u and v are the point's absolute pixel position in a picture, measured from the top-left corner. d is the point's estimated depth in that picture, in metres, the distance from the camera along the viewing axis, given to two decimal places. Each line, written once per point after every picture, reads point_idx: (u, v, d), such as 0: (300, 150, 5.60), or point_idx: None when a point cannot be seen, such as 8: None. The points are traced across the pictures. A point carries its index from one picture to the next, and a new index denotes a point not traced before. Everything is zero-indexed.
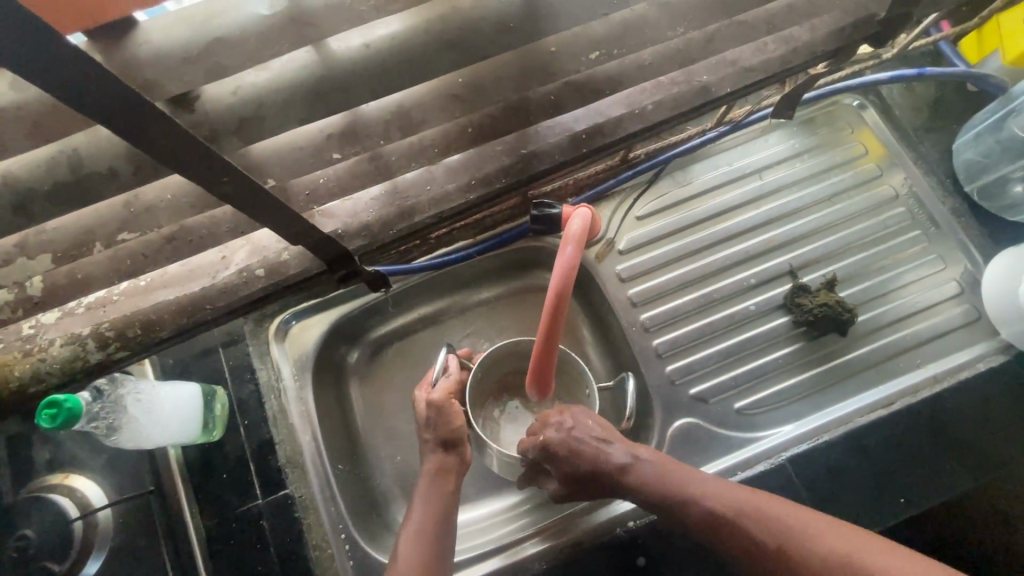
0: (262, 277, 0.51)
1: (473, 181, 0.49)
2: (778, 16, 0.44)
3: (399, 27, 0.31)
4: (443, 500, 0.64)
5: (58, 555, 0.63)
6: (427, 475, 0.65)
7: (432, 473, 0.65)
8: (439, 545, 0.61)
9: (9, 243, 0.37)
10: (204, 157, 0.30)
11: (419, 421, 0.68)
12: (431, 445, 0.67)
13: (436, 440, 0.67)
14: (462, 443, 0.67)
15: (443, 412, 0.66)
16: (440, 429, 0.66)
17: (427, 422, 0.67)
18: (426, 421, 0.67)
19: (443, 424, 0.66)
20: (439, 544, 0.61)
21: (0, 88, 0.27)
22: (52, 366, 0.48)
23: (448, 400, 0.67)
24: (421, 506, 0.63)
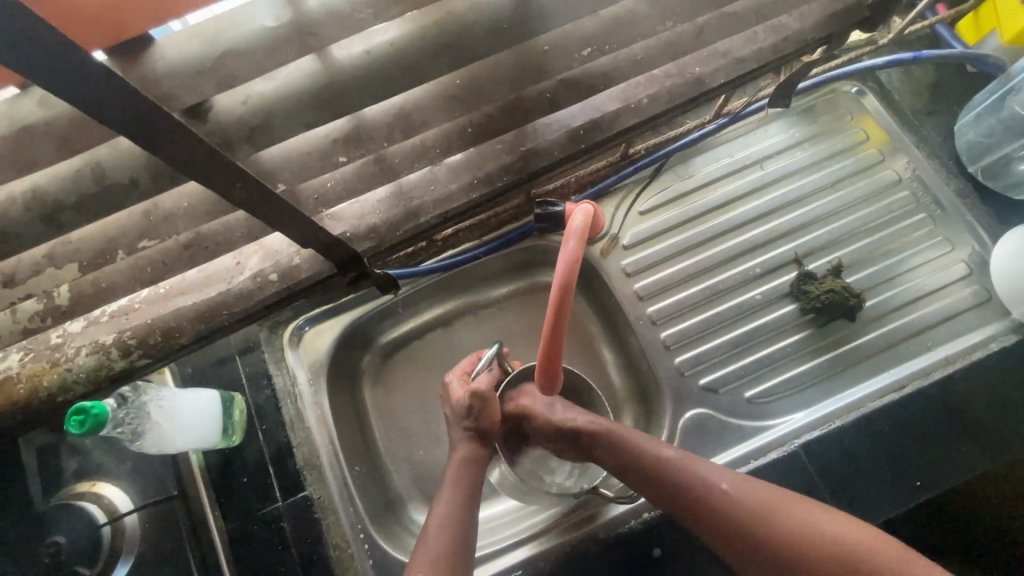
0: (275, 282, 0.53)
1: (475, 180, 0.50)
2: (765, 5, 0.45)
3: (397, 34, 0.33)
4: (471, 489, 0.65)
5: (88, 560, 0.65)
6: (458, 462, 0.66)
7: (465, 461, 0.66)
8: (467, 531, 0.62)
9: (39, 254, 0.38)
10: (219, 163, 0.32)
11: (458, 409, 0.68)
12: (466, 434, 0.68)
13: (473, 429, 0.67)
14: (493, 436, 0.69)
15: (486, 403, 0.66)
16: (481, 421, 0.67)
17: (469, 411, 0.67)
18: (466, 411, 0.67)
19: (484, 414, 0.67)
20: (467, 530, 0.62)
21: (30, 106, 0.29)
22: (79, 375, 0.50)
23: (491, 392, 0.67)
24: (451, 490, 0.64)
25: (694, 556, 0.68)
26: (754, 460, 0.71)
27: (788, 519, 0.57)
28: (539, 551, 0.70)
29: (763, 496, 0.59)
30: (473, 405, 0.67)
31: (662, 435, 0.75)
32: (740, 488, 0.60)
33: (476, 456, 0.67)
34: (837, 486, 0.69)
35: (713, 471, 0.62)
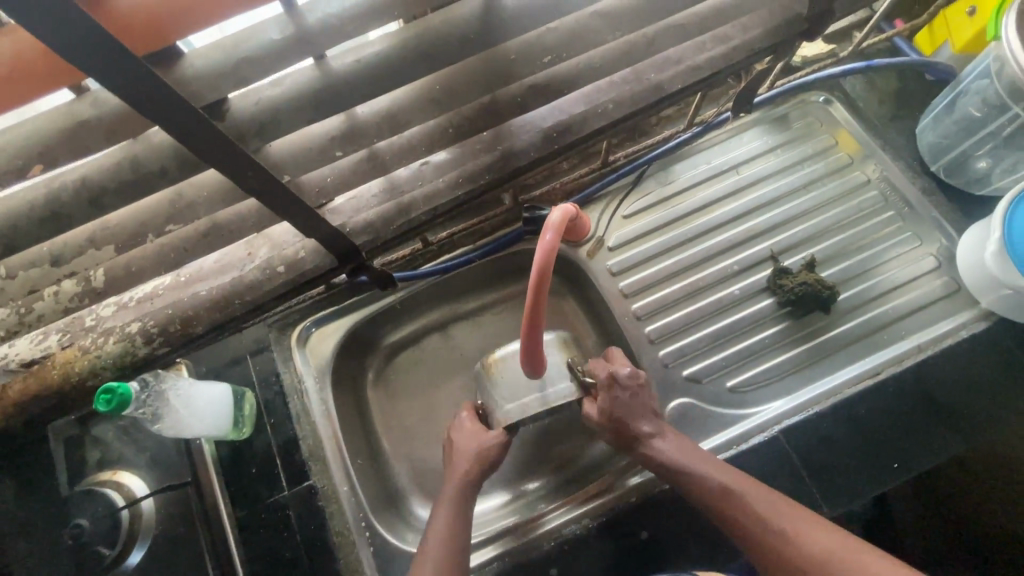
0: (282, 273, 0.59)
1: (460, 178, 0.56)
2: (708, 18, 0.51)
3: (383, 46, 0.40)
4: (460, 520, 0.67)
5: (108, 541, 0.69)
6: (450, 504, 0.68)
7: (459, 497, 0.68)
8: (464, 553, 0.65)
9: (82, 238, 0.44)
10: (235, 155, 0.38)
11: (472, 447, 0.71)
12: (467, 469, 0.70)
13: (476, 465, 0.71)
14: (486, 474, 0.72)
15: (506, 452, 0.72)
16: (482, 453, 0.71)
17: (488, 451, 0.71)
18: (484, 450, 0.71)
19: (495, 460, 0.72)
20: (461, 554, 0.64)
21: (85, 106, 0.35)
22: (107, 360, 0.56)
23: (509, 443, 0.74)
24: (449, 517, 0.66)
25: (679, 537, 0.71)
26: (737, 446, 0.74)
27: (821, 558, 0.56)
28: (528, 536, 0.74)
29: (799, 533, 0.59)
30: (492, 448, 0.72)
31: None
32: (780, 524, 0.60)
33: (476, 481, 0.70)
34: (815, 468, 0.72)
35: (760, 502, 0.62)
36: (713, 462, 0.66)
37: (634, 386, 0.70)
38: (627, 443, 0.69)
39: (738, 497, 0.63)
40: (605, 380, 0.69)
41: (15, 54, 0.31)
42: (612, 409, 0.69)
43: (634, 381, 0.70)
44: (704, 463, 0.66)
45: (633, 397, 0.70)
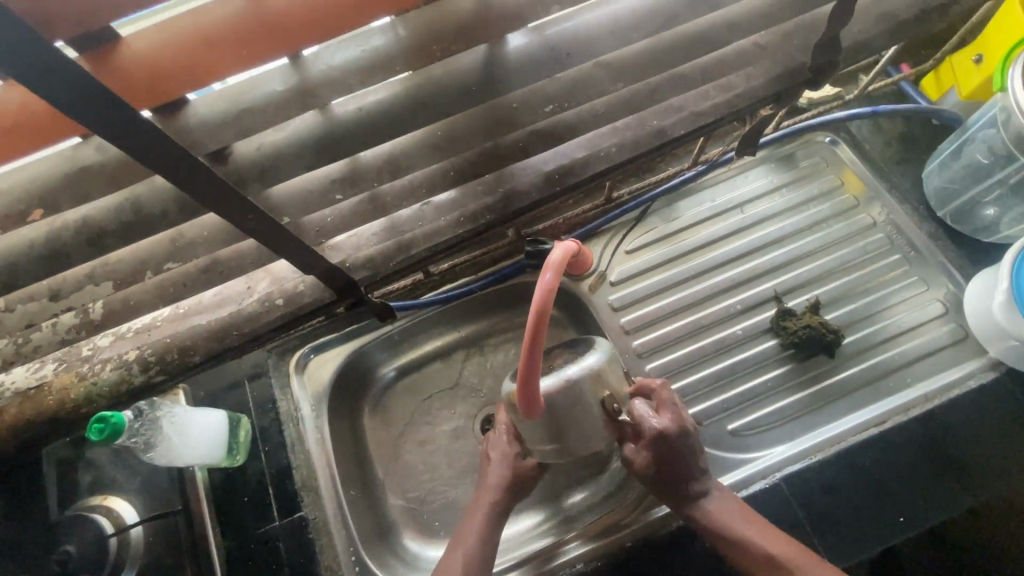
0: (280, 306, 0.59)
1: (461, 218, 0.57)
2: (712, 68, 0.51)
3: (386, 94, 0.40)
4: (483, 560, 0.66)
5: (93, 570, 0.69)
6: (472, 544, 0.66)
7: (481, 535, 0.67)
8: None
9: (81, 273, 0.44)
10: (235, 201, 0.39)
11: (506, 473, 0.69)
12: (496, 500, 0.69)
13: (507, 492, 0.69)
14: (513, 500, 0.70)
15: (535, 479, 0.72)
16: (521, 469, 0.70)
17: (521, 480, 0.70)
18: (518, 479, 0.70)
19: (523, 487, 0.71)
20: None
21: (89, 151, 0.35)
22: (102, 389, 0.57)
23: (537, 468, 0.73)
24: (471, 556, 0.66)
25: None
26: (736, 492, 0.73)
27: None
28: (541, 569, 0.72)
29: None
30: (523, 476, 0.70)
31: None
32: None
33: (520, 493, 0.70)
34: (818, 519, 0.70)
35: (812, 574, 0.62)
36: (763, 526, 0.66)
37: (683, 442, 0.67)
38: (673, 496, 0.68)
39: (784, 569, 0.62)
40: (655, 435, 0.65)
41: (22, 106, 0.31)
42: (657, 461, 0.67)
43: (683, 437, 0.66)
44: (754, 528, 0.65)
45: (683, 454, 0.66)
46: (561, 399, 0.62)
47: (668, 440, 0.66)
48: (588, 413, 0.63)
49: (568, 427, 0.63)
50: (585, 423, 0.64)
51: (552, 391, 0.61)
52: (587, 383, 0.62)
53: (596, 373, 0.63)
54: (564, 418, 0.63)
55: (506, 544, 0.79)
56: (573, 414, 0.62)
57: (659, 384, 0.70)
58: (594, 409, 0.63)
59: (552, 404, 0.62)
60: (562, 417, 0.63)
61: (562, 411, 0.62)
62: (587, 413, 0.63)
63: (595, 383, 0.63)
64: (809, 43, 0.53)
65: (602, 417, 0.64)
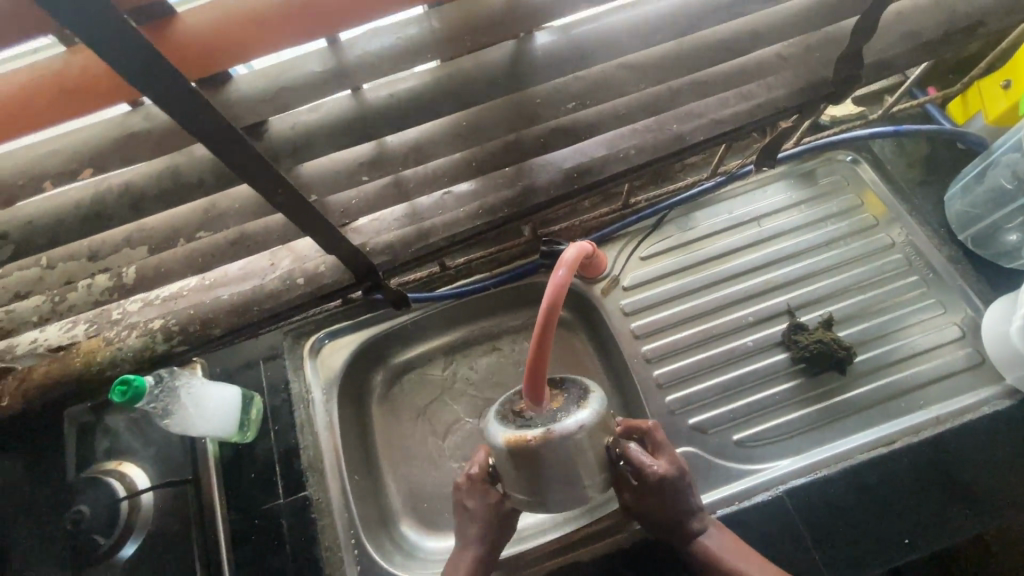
0: (301, 285, 0.61)
1: (481, 209, 0.58)
2: (734, 75, 0.53)
3: (416, 82, 0.42)
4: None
5: (104, 531, 0.72)
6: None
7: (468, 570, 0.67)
8: None
9: (118, 237, 0.46)
10: (268, 174, 0.41)
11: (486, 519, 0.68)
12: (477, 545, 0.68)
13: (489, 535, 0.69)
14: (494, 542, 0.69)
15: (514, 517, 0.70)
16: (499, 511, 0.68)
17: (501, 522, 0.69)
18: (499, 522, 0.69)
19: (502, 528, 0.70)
20: None
21: (137, 119, 0.38)
22: (127, 354, 0.61)
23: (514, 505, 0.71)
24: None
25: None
26: (737, 502, 0.73)
27: None
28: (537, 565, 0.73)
29: None
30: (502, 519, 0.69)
31: None
32: None
33: (507, 524, 0.70)
34: (820, 535, 0.70)
35: None
36: (760, 560, 0.66)
37: (680, 481, 0.66)
38: (673, 534, 0.67)
39: None
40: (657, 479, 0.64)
41: (84, 69, 0.33)
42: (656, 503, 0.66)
43: (680, 476, 0.66)
44: (753, 563, 0.65)
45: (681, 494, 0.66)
46: (562, 449, 0.56)
47: (668, 483, 0.65)
48: (592, 463, 0.58)
49: (568, 478, 0.58)
50: (586, 472, 0.59)
51: (553, 441, 0.56)
52: (591, 434, 0.57)
53: (598, 422, 0.58)
54: (563, 468, 0.57)
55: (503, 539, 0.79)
56: (566, 466, 0.57)
57: (652, 425, 0.69)
58: (598, 457, 0.59)
59: (551, 451, 0.56)
60: (553, 467, 0.57)
61: (556, 462, 0.57)
62: (589, 463, 0.58)
63: (599, 431, 0.58)
64: (831, 57, 0.54)
65: (604, 464, 0.60)
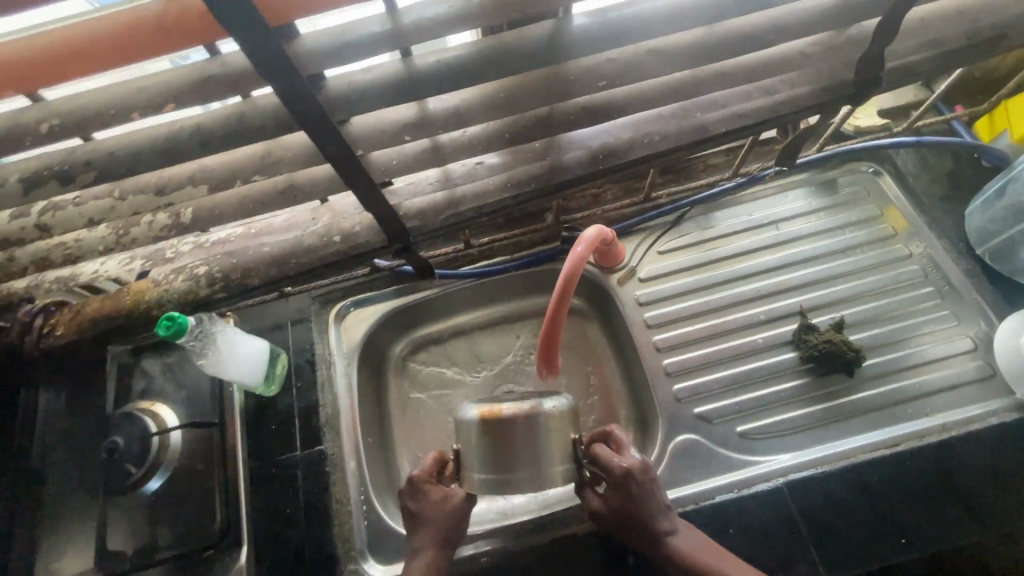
0: (336, 242, 0.65)
1: (510, 181, 0.62)
2: (759, 68, 0.56)
3: (462, 51, 0.47)
4: None
5: (137, 461, 0.75)
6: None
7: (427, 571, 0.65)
8: None
9: (182, 176, 0.50)
10: (322, 122, 0.45)
11: (440, 518, 0.67)
12: (433, 544, 0.66)
13: (444, 533, 0.66)
14: (450, 541, 0.67)
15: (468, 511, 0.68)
16: (452, 506, 0.67)
17: (456, 518, 0.67)
18: (452, 521, 0.67)
19: (458, 525, 0.68)
20: None
21: (215, 63, 0.42)
22: (173, 295, 0.66)
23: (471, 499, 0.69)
24: None
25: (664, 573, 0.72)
26: (737, 490, 0.75)
27: None
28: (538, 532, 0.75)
29: None
30: (454, 516, 0.67)
31: (651, 455, 0.79)
32: None
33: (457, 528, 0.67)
34: (817, 528, 0.71)
35: None
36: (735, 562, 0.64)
37: (647, 480, 0.65)
38: (641, 537, 0.66)
39: None
40: (621, 478, 0.63)
41: (177, 15, 0.37)
42: (622, 503, 0.65)
43: (646, 475, 0.65)
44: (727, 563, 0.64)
45: (650, 494, 0.65)
46: (529, 428, 0.60)
47: (635, 482, 0.64)
48: (559, 452, 0.61)
49: (532, 457, 0.60)
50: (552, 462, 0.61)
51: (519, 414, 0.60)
52: (557, 421, 0.61)
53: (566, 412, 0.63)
54: (528, 451, 0.59)
55: (506, 510, 0.82)
56: (529, 445, 0.60)
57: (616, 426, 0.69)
58: (566, 444, 0.62)
59: (518, 427, 0.60)
60: (518, 447, 0.59)
61: (522, 439, 0.60)
62: (555, 452, 0.61)
63: (566, 422, 0.63)
64: (853, 60, 0.57)
65: (569, 454, 0.62)
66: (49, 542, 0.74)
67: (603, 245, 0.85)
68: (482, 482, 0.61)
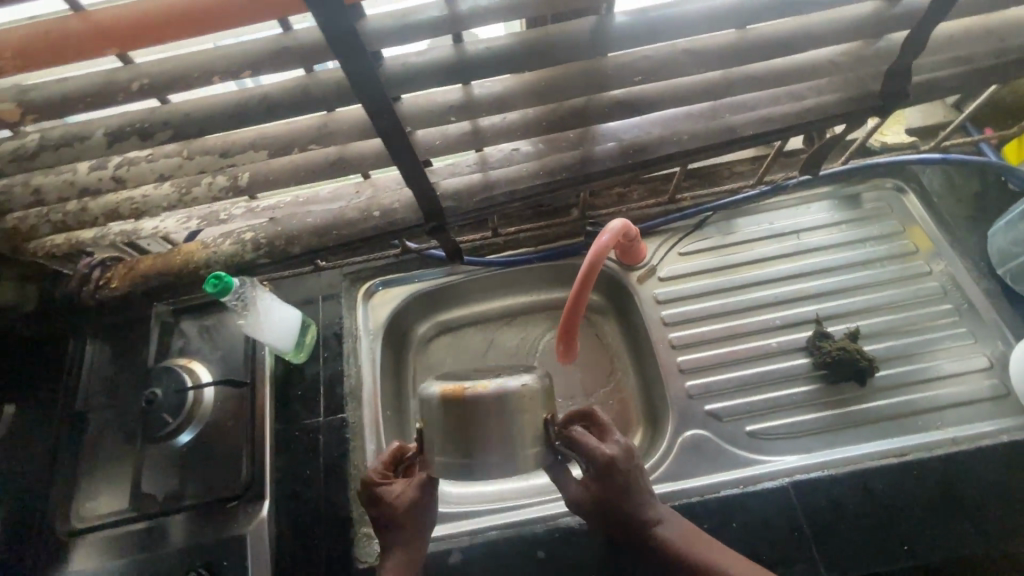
0: (375, 217, 0.69)
1: (543, 169, 0.66)
2: (788, 74, 0.59)
3: (510, 40, 0.51)
4: None
5: (172, 413, 0.79)
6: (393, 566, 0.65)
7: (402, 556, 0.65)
8: None
9: (246, 141, 0.55)
10: (378, 96, 0.49)
11: (408, 503, 0.66)
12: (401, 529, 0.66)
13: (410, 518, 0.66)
14: (418, 527, 0.67)
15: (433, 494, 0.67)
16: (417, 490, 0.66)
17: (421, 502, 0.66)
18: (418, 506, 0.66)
19: (426, 508, 0.67)
20: None
21: (289, 37, 0.47)
22: (220, 257, 0.71)
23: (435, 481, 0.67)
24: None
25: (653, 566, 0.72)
26: (743, 486, 0.76)
27: None
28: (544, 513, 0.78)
29: None
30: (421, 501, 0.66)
31: (660, 447, 0.81)
32: None
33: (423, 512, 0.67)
34: (820, 529, 0.72)
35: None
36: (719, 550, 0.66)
37: (631, 466, 0.65)
38: (623, 523, 0.65)
39: None
40: (603, 463, 0.62)
41: None
42: (605, 488, 0.64)
43: (630, 461, 0.65)
44: (710, 550, 0.66)
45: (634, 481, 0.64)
46: (496, 406, 0.57)
47: (619, 470, 0.63)
48: (529, 434, 0.58)
49: (502, 440, 0.57)
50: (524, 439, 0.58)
51: (485, 394, 0.57)
52: (527, 401, 0.58)
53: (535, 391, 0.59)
54: (496, 432, 0.57)
55: (514, 490, 0.85)
56: (497, 426, 0.57)
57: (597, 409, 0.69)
58: (538, 428, 0.59)
59: (483, 405, 0.56)
60: (485, 429, 0.56)
61: (490, 419, 0.57)
62: (526, 432, 0.58)
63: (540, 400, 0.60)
64: (880, 72, 0.60)
65: (543, 439, 0.59)
66: (87, 482, 0.79)
67: (625, 242, 0.88)
68: (447, 468, 0.58)
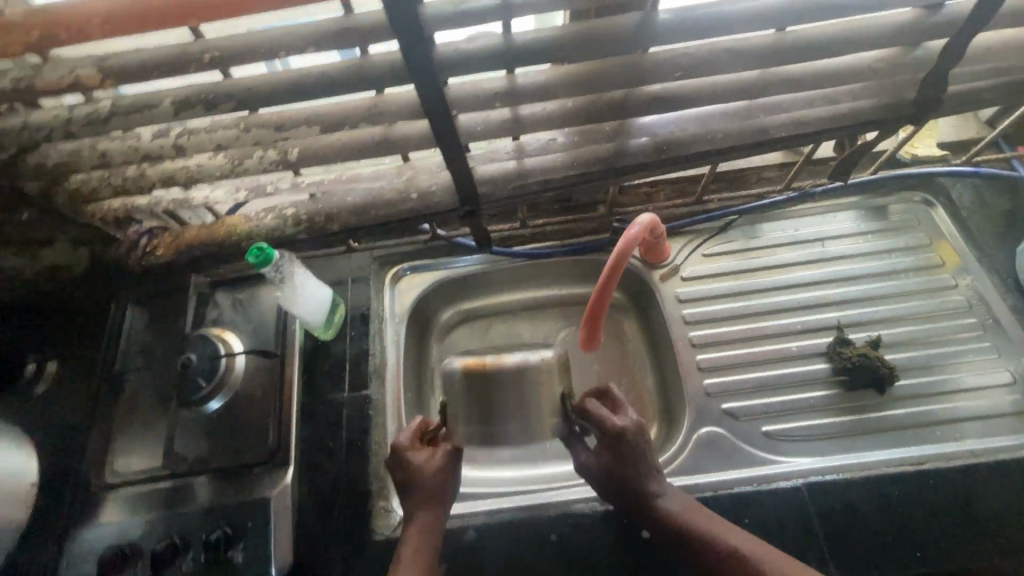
0: (413, 198, 0.72)
1: (577, 160, 0.68)
2: (824, 76, 0.60)
3: (558, 30, 0.53)
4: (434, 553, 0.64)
5: (206, 377, 0.82)
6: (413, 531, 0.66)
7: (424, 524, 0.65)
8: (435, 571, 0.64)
9: (300, 117, 0.58)
10: (430, 78, 0.52)
11: (431, 472, 0.67)
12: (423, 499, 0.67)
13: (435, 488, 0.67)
14: (443, 498, 0.68)
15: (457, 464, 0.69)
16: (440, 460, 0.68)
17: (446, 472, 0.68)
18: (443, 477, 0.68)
19: (449, 480, 0.68)
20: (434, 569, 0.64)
21: (351, 17, 0.49)
22: (262, 231, 0.74)
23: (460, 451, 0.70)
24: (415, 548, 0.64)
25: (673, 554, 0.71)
26: (757, 484, 0.77)
27: None
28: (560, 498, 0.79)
29: None
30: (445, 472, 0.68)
31: (675, 442, 0.83)
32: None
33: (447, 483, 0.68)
34: (833, 531, 0.73)
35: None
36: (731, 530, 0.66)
37: (640, 439, 0.67)
38: (632, 495, 0.67)
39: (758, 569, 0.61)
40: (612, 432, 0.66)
41: None
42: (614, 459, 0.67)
43: (640, 434, 0.67)
44: (722, 530, 0.65)
45: (642, 453, 0.67)
46: (516, 377, 0.69)
47: (627, 440, 0.66)
48: (545, 405, 0.71)
49: (520, 409, 0.70)
50: (536, 407, 0.71)
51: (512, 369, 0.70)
52: (545, 375, 0.71)
53: (551, 366, 0.72)
54: (516, 401, 0.70)
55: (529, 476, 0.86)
56: (518, 397, 0.70)
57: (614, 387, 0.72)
58: (551, 401, 0.71)
59: (508, 377, 0.69)
60: (506, 399, 0.70)
61: (512, 389, 0.69)
62: (540, 403, 0.71)
63: (552, 374, 0.72)
64: (916, 80, 0.61)
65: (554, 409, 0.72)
66: (122, 439, 0.83)
67: (651, 239, 0.90)
68: (472, 429, 0.71)
